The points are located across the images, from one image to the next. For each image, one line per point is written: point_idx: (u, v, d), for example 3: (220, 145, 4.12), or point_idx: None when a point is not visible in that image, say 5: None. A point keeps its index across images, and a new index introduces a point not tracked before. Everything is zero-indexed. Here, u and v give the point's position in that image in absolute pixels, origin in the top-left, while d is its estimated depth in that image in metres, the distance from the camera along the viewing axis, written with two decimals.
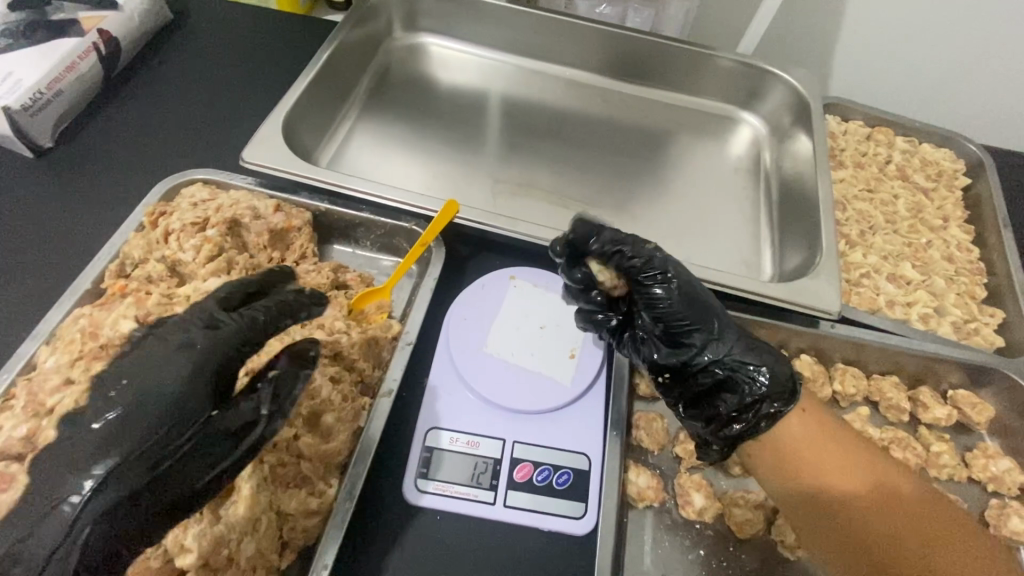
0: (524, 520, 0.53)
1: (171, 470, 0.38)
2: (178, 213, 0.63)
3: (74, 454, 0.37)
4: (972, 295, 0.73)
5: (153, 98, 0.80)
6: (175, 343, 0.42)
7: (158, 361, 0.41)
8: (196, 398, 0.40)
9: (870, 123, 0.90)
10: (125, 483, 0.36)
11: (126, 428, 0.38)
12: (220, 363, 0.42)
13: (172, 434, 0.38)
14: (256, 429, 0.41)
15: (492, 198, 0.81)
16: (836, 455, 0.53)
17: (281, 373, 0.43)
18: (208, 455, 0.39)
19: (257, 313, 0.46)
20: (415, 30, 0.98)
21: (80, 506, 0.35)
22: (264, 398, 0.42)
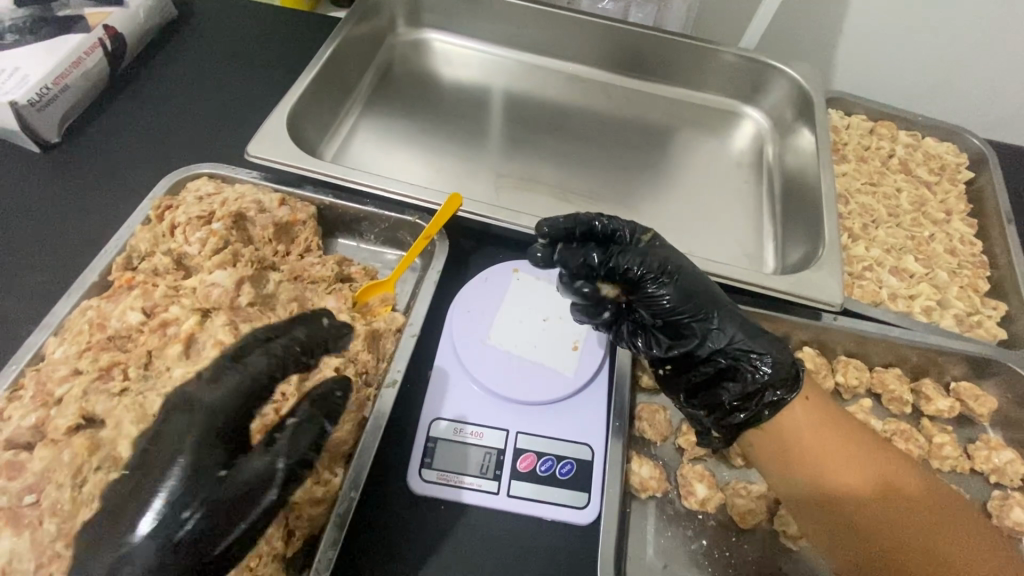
0: (528, 510, 0.54)
1: (196, 531, 0.41)
2: (184, 206, 0.64)
3: (113, 517, 0.42)
4: (975, 288, 0.73)
5: (158, 93, 0.81)
6: (189, 402, 0.46)
7: (177, 424, 0.45)
8: (207, 458, 0.44)
9: (873, 118, 0.90)
10: (155, 544, 0.40)
11: (150, 496, 0.42)
12: (229, 422, 0.46)
13: (189, 496, 0.42)
14: (271, 488, 0.45)
15: (495, 192, 0.81)
16: (838, 447, 0.53)
17: (294, 425, 0.48)
18: (227, 513, 0.43)
19: (262, 365, 0.50)
20: (418, 26, 0.99)
21: (119, 566, 0.39)
22: (280, 450, 0.46)
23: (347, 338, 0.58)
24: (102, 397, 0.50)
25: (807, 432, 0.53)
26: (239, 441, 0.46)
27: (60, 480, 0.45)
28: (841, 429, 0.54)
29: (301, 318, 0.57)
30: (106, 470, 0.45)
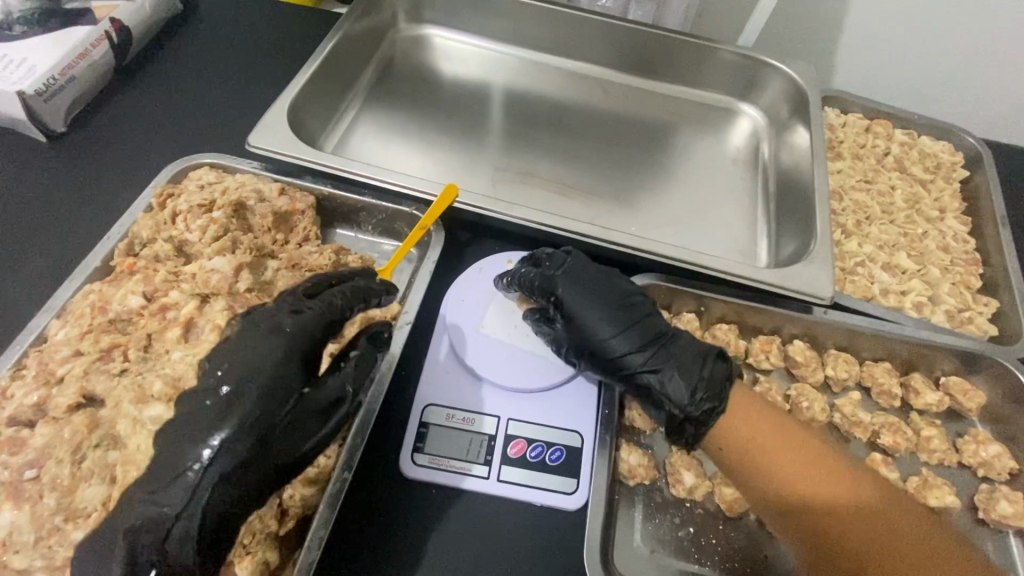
0: (517, 494, 0.55)
1: (279, 443, 0.44)
2: (185, 194, 0.65)
3: (188, 428, 0.43)
4: (967, 284, 0.73)
5: (163, 84, 0.82)
6: (269, 326, 0.48)
7: (260, 342, 0.46)
8: (293, 373, 0.46)
9: (870, 116, 0.91)
10: (238, 453, 0.42)
11: (228, 411, 0.43)
12: (307, 345, 0.48)
13: (274, 410, 0.44)
14: (340, 408, 0.48)
15: (492, 185, 0.82)
16: (797, 450, 0.53)
17: (359, 354, 0.51)
18: (309, 426, 0.46)
19: (335, 300, 0.52)
20: (419, 22, 1.00)
21: (201, 474, 0.41)
22: (349, 376, 0.49)
23: (395, 292, 0.60)
24: (101, 377, 0.51)
25: (756, 432, 0.54)
26: (315, 364, 0.48)
27: (61, 456, 0.46)
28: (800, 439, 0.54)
29: (362, 271, 0.59)
30: (106, 448, 0.47)
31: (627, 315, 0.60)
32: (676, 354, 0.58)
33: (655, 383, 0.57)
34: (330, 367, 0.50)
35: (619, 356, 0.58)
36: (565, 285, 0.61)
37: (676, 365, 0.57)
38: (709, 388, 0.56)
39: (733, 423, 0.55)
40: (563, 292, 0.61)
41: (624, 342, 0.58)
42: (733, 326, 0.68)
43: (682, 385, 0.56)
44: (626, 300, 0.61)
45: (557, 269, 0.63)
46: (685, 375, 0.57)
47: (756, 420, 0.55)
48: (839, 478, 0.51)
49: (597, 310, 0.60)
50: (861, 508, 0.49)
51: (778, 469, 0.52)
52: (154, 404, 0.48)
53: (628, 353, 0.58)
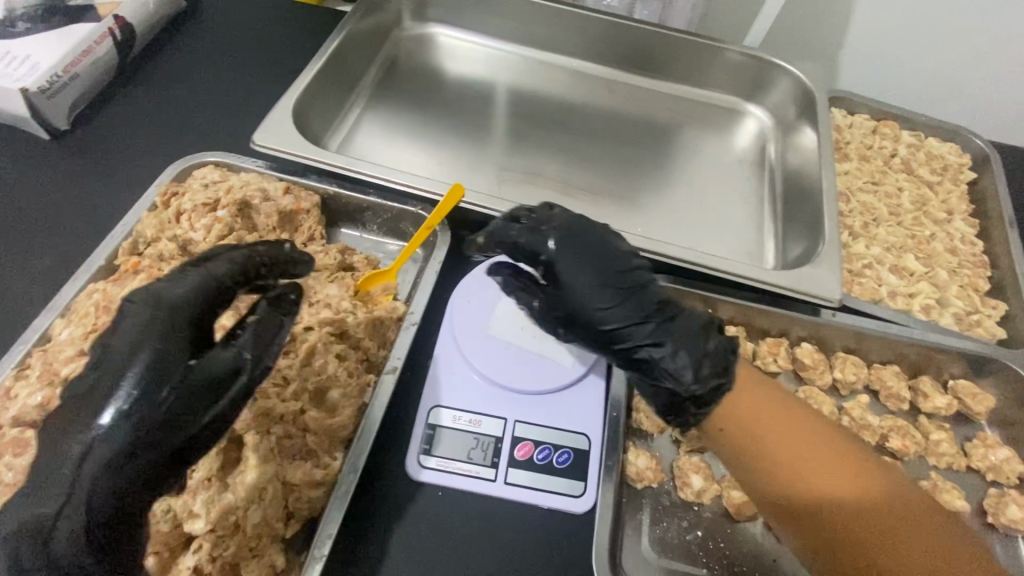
0: (523, 497, 0.54)
1: (165, 424, 0.38)
2: (190, 193, 0.65)
3: (63, 421, 0.37)
4: (975, 287, 0.73)
5: (166, 82, 0.82)
6: (138, 299, 0.40)
7: (128, 319, 0.40)
8: (171, 345, 0.39)
9: (877, 117, 0.90)
10: (116, 442, 0.36)
11: (100, 396, 0.37)
12: (189, 314, 0.41)
13: (151, 391, 0.38)
14: (240, 377, 0.41)
15: (498, 185, 0.82)
16: (820, 446, 0.51)
17: (257, 320, 0.44)
18: (199, 404, 0.39)
19: (221, 267, 0.45)
20: (424, 20, 0.99)
21: (79, 468, 0.36)
22: (247, 341, 0.42)
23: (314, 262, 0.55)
24: None
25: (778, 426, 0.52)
26: (202, 333, 0.41)
27: None
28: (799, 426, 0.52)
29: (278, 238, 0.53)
30: None
31: (627, 279, 0.55)
32: (678, 323, 0.53)
33: (653, 356, 0.53)
34: (224, 336, 0.42)
35: (616, 323, 0.54)
36: (560, 242, 0.55)
37: (676, 337, 0.52)
38: (712, 364, 0.52)
39: (752, 413, 0.53)
40: (557, 249, 0.55)
41: (622, 311, 0.53)
42: (741, 329, 0.67)
43: (682, 360, 0.51)
44: (626, 264, 0.55)
45: (548, 225, 0.56)
46: (689, 346, 0.52)
47: (777, 413, 0.53)
48: (863, 477, 0.49)
49: (593, 275, 0.54)
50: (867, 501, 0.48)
51: (799, 465, 0.50)
52: None
53: (625, 322, 0.54)
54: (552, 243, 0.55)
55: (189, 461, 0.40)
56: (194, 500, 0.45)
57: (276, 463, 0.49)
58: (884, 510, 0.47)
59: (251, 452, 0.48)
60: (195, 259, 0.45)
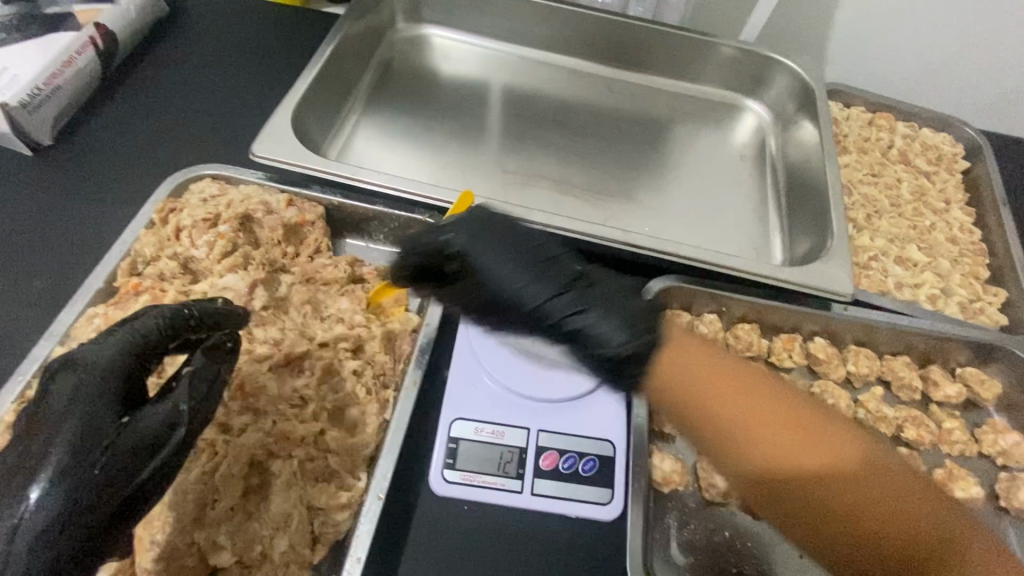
0: (550, 506, 0.54)
1: (101, 486, 0.35)
2: (189, 208, 0.62)
3: None
4: (976, 275, 0.75)
5: (153, 91, 0.79)
6: (68, 366, 0.38)
7: (57, 387, 0.37)
8: (99, 406, 0.37)
9: (873, 109, 0.91)
10: (45, 513, 0.34)
11: (33, 465, 0.35)
12: (121, 374, 0.39)
13: (82, 455, 0.35)
14: (176, 430, 0.38)
15: (501, 188, 0.81)
16: (780, 416, 0.40)
17: (192, 371, 0.41)
18: (128, 465, 0.36)
19: (149, 322, 0.42)
20: (416, 21, 0.97)
21: (10, 542, 0.33)
22: (180, 394, 0.39)
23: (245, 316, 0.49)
24: None
25: (703, 378, 0.40)
26: (132, 392, 0.40)
27: None
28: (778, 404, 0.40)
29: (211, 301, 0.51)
30: None
31: (540, 252, 0.46)
32: (596, 286, 0.44)
33: (579, 328, 0.42)
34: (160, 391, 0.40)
35: (542, 306, 0.43)
36: (456, 229, 0.46)
37: (605, 300, 0.43)
38: (642, 322, 0.41)
39: (683, 372, 0.40)
40: (456, 237, 0.46)
41: (544, 285, 0.44)
42: (755, 325, 0.67)
43: (611, 324, 0.41)
44: (530, 233, 0.47)
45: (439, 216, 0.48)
46: (619, 311, 0.42)
47: (757, 403, 0.40)
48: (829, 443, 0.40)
49: (498, 247, 0.45)
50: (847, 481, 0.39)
51: (791, 462, 0.39)
52: None
53: (549, 301, 0.43)
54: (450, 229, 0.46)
55: (134, 519, 0.37)
56: (219, 531, 0.45)
57: (300, 487, 0.49)
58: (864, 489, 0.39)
59: (276, 476, 0.49)
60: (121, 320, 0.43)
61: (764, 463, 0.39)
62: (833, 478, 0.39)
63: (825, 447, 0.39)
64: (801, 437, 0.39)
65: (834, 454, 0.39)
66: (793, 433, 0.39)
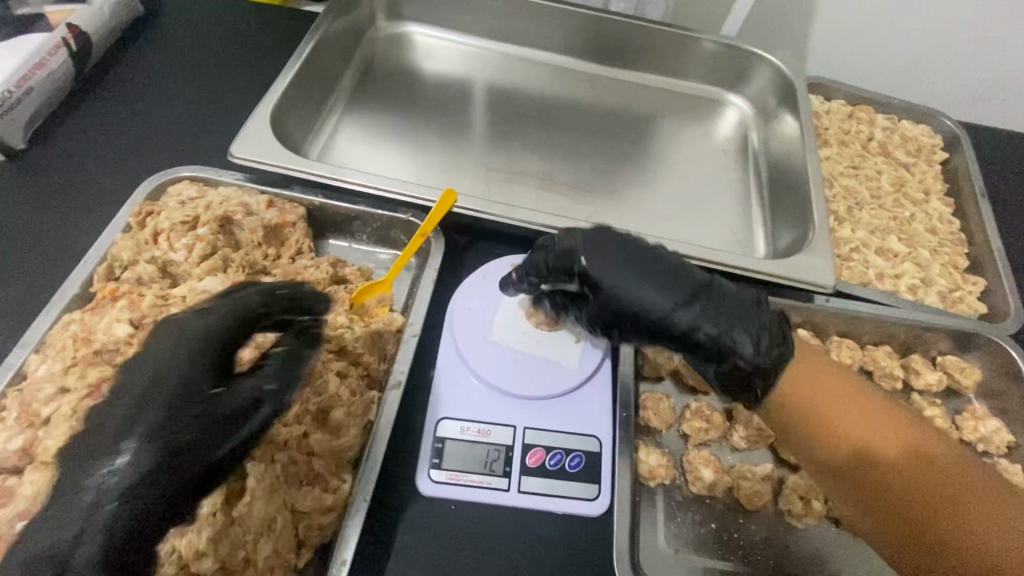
0: (537, 504, 0.54)
1: (189, 448, 0.40)
2: (167, 211, 0.62)
3: (89, 447, 0.39)
4: (956, 265, 0.76)
5: (128, 93, 0.77)
6: (176, 331, 0.43)
7: (166, 349, 0.42)
8: (199, 372, 0.42)
9: (853, 102, 0.92)
10: (138, 466, 0.38)
11: (134, 420, 0.39)
12: (221, 344, 0.43)
13: (177, 416, 0.40)
14: (261, 406, 0.42)
15: (485, 186, 0.80)
16: (855, 403, 0.50)
17: (285, 351, 0.45)
18: (222, 431, 0.41)
19: (252, 299, 0.46)
20: (397, 19, 0.97)
21: (102, 490, 0.37)
22: (267, 373, 0.44)
23: (335, 305, 0.52)
24: None
25: (813, 383, 0.51)
26: (228, 362, 0.44)
27: None
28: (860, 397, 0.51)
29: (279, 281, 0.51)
30: None
31: (667, 270, 0.53)
32: (722, 297, 0.53)
33: (710, 342, 0.51)
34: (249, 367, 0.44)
35: (669, 317, 0.51)
36: (592, 257, 0.54)
37: (732, 314, 0.52)
38: (768, 335, 0.51)
39: (797, 379, 0.52)
40: (592, 265, 0.53)
41: (676, 303, 0.51)
42: None
43: (744, 337, 0.51)
44: (658, 252, 0.54)
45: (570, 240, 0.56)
46: (747, 327, 0.51)
47: (841, 393, 0.51)
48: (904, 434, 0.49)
49: (633, 268, 0.53)
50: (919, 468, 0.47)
51: (867, 441, 0.49)
52: None
53: (679, 309, 0.51)
54: (586, 256, 0.54)
55: (212, 484, 0.41)
56: (200, 537, 0.41)
57: (284, 491, 0.48)
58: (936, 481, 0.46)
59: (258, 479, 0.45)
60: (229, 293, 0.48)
61: (835, 435, 0.49)
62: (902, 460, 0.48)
63: (890, 432, 0.49)
64: (870, 420, 0.49)
65: (902, 441, 0.48)
66: (872, 423, 0.49)
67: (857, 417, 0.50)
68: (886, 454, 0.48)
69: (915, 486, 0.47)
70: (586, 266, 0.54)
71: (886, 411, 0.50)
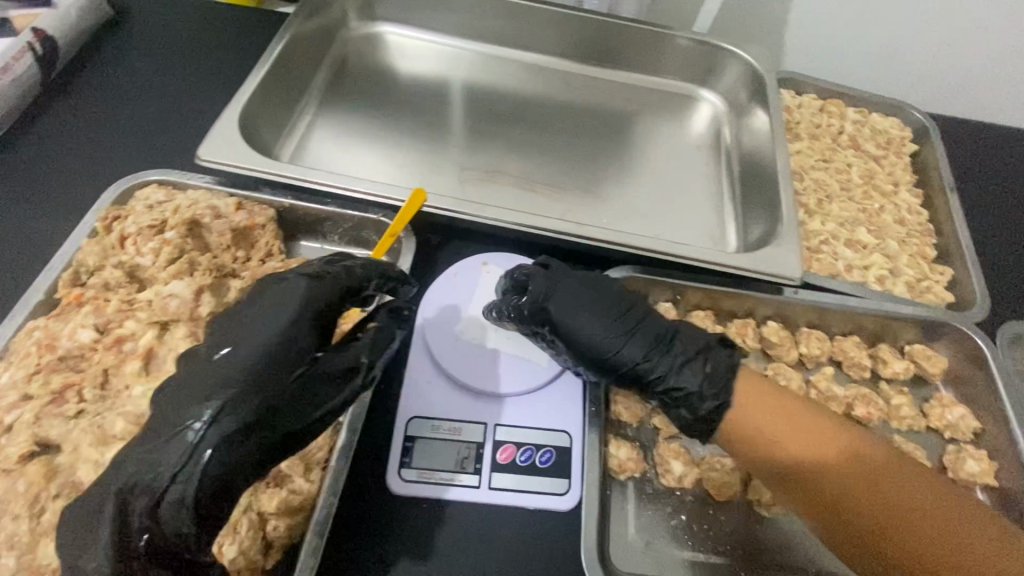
0: (507, 500, 0.54)
1: (284, 409, 0.44)
2: (134, 215, 0.61)
3: (190, 390, 0.43)
4: (924, 255, 0.77)
5: (96, 96, 0.77)
6: (281, 290, 0.49)
7: (269, 307, 0.48)
8: (303, 337, 0.47)
9: (824, 96, 0.93)
10: (242, 413, 0.42)
11: (236, 369, 0.43)
12: (320, 311, 0.49)
13: (279, 375, 0.44)
14: (355, 377, 0.48)
15: (459, 185, 0.80)
16: (799, 422, 0.52)
17: (379, 327, 0.51)
18: (322, 394, 0.46)
19: (342, 276, 0.52)
20: (370, 19, 0.97)
21: (200, 436, 0.41)
22: (363, 347, 0.49)
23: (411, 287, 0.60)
24: (55, 421, 0.48)
25: (761, 406, 0.53)
26: (325, 331, 0.49)
27: (17, 511, 0.44)
28: (805, 415, 0.52)
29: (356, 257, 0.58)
30: (65, 497, 0.45)
31: (625, 318, 0.58)
32: (690, 360, 0.56)
33: (662, 388, 0.56)
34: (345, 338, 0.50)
35: (626, 364, 0.56)
36: (555, 303, 0.58)
37: (685, 363, 0.56)
38: (720, 383, 0.55)
39: (744, 405, 0.54)
40: (554, 311, 0.58)
41: (631, 350, 0.56)
42: (710, 313, 0.69)
43: (694, 384, 0.55)
44: (620, 302, 0.59)
45: (538, 286, 0.59)
46: (697, 375, 0.55)
47: (786, 412, 0.52)
48: (851, 451, 0.50)
49: (592, 316, 0.58)
50: (863, 483, 0.48)
51: (813, 458, 0.50)
52: (116, 444, 0.47)
53: (639, 360, 0.56)
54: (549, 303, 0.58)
55: (294, 446, 0.45)
56: None
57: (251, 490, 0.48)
58: (883, 496, 0.47)
59: None
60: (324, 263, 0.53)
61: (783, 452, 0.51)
62: (846, 475, 0.49)
63: (836, 448, 0.50)
64: (816, 436, 0.51)
65: (847, 456, 0.50)
66: (820, 439, 0.51)
67: (802, 435, 0.51)
68: (836, 470, 0.49)
69: (860, 500, 0.48)
70: (549, 313, 0.58)
71: (831, 429, 0.52)
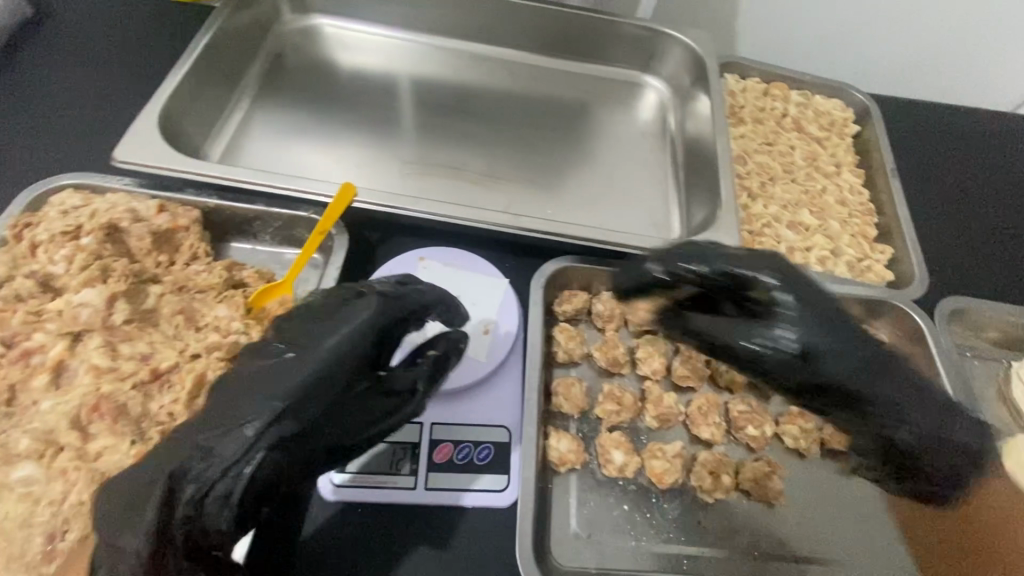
0: (444, 500, 0.53)
1: (339, 421, 0.46)
2: (46, 222, 0.58)
3: (250, 386, 0.45)
4: (865, 234, 0.78)
5: (11, 98, 0.73)
6: (351, 303, 0.49)
7: (339, 320, 0.48)
8: (367, 353, 0.48)
9: (767, 80, 0.93)
10: (300, 419, 0.44)
11: (297, 376, 0.45)
12: (385, 328, 0.49)
13: (343, 387, 0.46)
14: (408, 401, 0.49)
15: (400, 180, 0.79)
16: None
17: (437, 356, 0.52)
18: (374, 407, 0.47)
19: (410, 298, 0.52)
20: (306, 12, 0.94)
21: (257, 434, 0.42)
22: (419, 373, 0.50)
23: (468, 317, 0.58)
24: None
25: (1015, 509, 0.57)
26: (388, 349, 0.50)
27: None
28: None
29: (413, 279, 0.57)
30: None
31: (848, 326, 0.53)
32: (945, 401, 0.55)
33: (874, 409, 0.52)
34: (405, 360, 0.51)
35: (832, 370, 0.52)
36: (794, 289, 0.53)
37: (915, 398, 0.53)
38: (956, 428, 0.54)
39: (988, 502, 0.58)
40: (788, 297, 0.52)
41: (837, 356, 0.51)
42: None
43: (937, 423, 0.53)
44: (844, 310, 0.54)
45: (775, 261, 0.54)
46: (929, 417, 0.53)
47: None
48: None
49: (822, 310, 0.52)
50: None
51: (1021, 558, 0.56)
52: (21, 463, 0.45)
53: (834, 367, 0.51)
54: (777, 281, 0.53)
55: (340, 458, 0.47)
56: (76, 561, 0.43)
57: None
58: None
59: None
60: (396, 283, 0.54)
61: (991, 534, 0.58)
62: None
63: None
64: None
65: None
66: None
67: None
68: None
69: None
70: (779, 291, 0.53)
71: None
